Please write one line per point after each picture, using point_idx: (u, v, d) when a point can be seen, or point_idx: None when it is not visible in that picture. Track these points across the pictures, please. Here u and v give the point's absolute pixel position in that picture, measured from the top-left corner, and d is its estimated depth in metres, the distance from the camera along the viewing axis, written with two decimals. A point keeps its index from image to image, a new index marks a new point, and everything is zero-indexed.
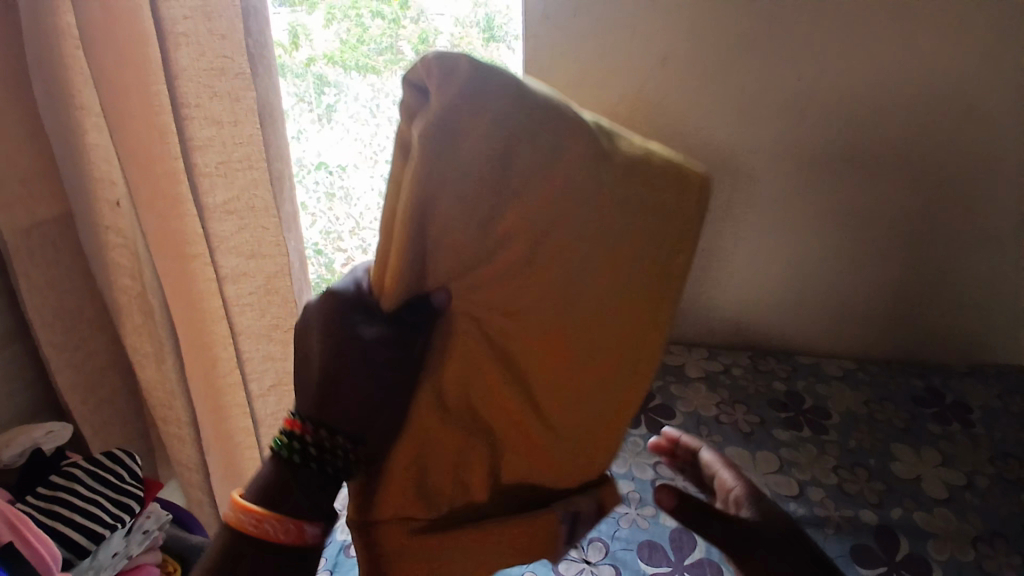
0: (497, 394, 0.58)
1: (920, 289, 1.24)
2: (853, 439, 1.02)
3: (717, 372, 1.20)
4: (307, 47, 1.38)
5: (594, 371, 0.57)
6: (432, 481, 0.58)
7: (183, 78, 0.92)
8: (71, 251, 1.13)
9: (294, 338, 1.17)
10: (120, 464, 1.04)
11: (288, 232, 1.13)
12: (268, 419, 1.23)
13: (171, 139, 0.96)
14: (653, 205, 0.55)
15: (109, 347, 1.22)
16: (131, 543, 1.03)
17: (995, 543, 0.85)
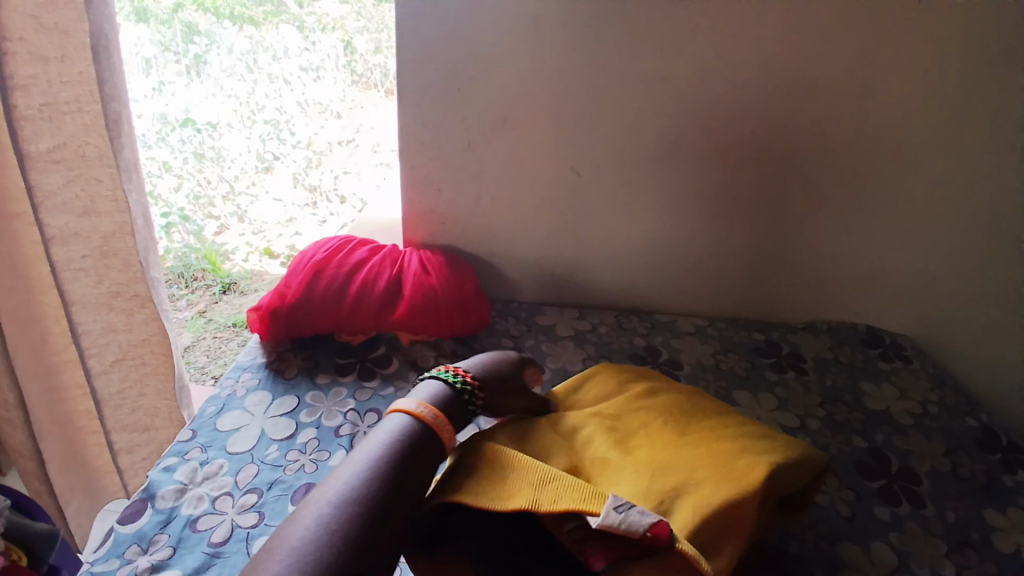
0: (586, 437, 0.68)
1: (833, 254, 1.11)
2: (830, 377, 1.03)
3: (585, 331, 1.09)
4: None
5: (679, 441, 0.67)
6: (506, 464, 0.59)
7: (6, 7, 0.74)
8: None
9: (138, 307, 1.03)
10: None
11: (128, 182, 0.96)
12: (111, 399, 1.07)
13: None
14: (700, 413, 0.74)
15: None
16: None
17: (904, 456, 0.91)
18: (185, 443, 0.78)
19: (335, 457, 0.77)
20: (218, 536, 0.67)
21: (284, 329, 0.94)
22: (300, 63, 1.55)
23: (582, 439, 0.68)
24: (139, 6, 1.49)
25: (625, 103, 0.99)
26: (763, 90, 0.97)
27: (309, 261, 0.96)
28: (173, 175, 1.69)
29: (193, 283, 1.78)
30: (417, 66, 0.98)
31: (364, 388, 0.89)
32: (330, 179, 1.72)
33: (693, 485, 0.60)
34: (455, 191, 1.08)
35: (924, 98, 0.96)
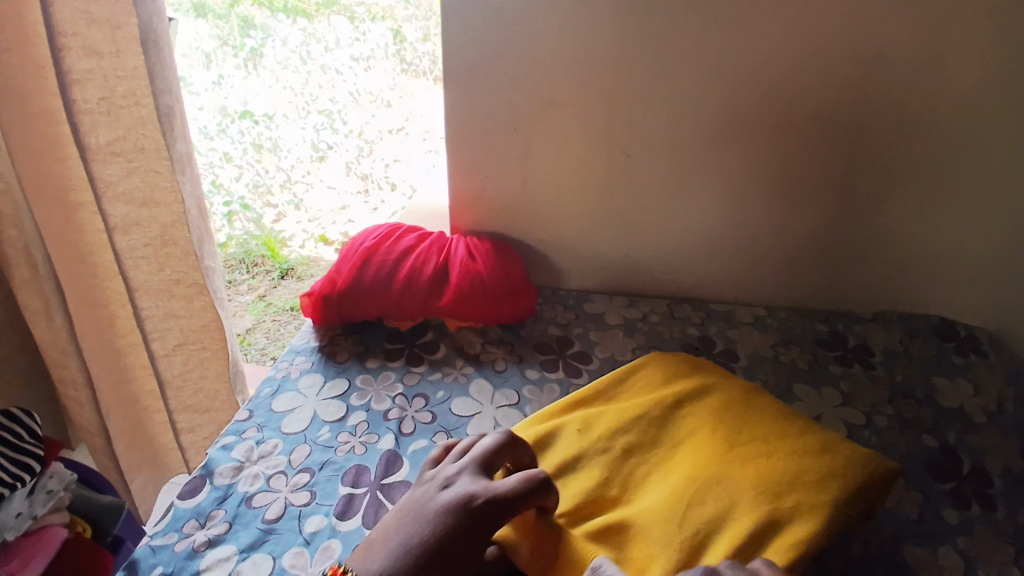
0: (621, 446, 0.67)
1: (908, 243, 1.04)
2: (898, 372, 0.97)
3: (635, 319, 1.06)
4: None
5: (726, 458, 0.63)
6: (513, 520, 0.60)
7: (56, 1, 0.78)
8: None
9: (197, 294, 1.06)
10: (15, 422, 0.80)
11: (181, 174, 0.97)
12: (175, 381, 1.10)
13: (48, 75, 0.82)
14: (760, 430, 0.67)
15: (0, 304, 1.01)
16: (35, 503, 0.81)
17: (982, 459, 0.83)
18: (242, 422, 0.79)
19: (384, 441, 0.77)
20: (272, 513, 0.67)
21: (336, 315, 0.94)
22: (351, 54, 1.56)
23: (619, 449, 0.66)
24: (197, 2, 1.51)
25: (674, 83, 0.95)
26: (828, 65, 0.91)
27: (359, 248, 0.96)
28: (233, 165, 1.75)
29: (254, 269, 1.80)
30: (465, 49, 0.97)
31: (412, 372, 0.89)
32: (381, 167, 1.73)
33: (726, 514, 0.58)
34: (503, 177, 1.06)
35: (1006, 70, 0.89)
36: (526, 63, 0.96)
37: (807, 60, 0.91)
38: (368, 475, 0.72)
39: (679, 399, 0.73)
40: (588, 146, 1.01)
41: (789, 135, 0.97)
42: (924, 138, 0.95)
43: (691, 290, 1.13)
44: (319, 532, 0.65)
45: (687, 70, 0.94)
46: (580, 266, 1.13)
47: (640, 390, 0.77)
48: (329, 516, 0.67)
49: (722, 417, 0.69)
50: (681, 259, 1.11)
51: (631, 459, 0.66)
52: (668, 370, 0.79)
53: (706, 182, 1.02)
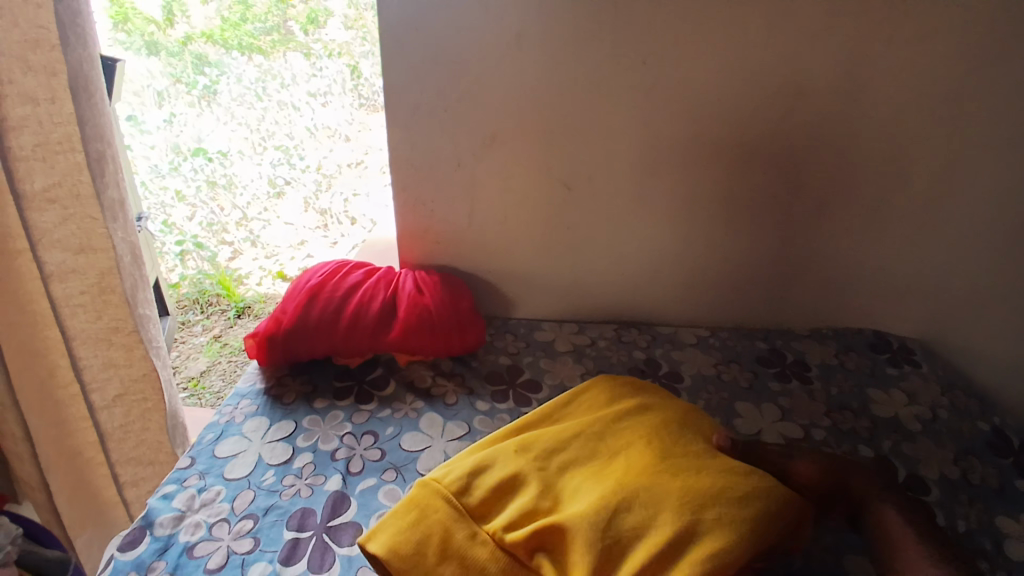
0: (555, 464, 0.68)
1: (835, 261, 1.10)
2: (834, 384, 1.01)
3: (584, 345, 1.08)
4: (183, 24, 1.53)
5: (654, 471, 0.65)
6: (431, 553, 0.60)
7: None
8: None
9: (137, 342, 1.04)
10: None
11: (113, 220, 0.95)
12: (115, 432, 1.08)
13: None
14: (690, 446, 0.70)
15: None
16: None
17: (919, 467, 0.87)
18: (183, 470, 0.78)
19: (331, 482, 0.76)
20: (214, 563, 0.66)
21: (282, 354, 0.94)
22: (308, 89, 1.57)
23: (555, 466, 0.68)
24: (150, 41, 1.52)
25: (613, 118, 0.99)
26: (750, 97, 0.97)
27: (306, 285, 0.96)
28: (186, 204, 1.74)
29: (209, 309, 1.81)
30: (408, 88, 0.99)
31: (361, 410, 0.89)
32: (339, 202, 1.73)
33: (648, 524, 0.59)
34: (449, 211, 1.08)
35: (910, 100, 0.96)
36: (465, 102, 0.99)
37: (734, 92, 0.96)
38: (314, 518, 0.71)
39: (618, 417, 0.75)
40: (529, 179, 1.04)
41: (718, 164, 1.02)
42: (842, 164, 1.01)
43: (637, 314, 1.17)
44: None
45: (620, 106, 0.98)
46: (528, 295, 1.15)
47: (582, 410, 0.79)
48: (273, 563, 0.66)
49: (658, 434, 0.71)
50: (625, 285, 1.14)
51: (566, 475, 0.67)
52: (613, 390, 0.82)
53: (644, 211, 1.06)
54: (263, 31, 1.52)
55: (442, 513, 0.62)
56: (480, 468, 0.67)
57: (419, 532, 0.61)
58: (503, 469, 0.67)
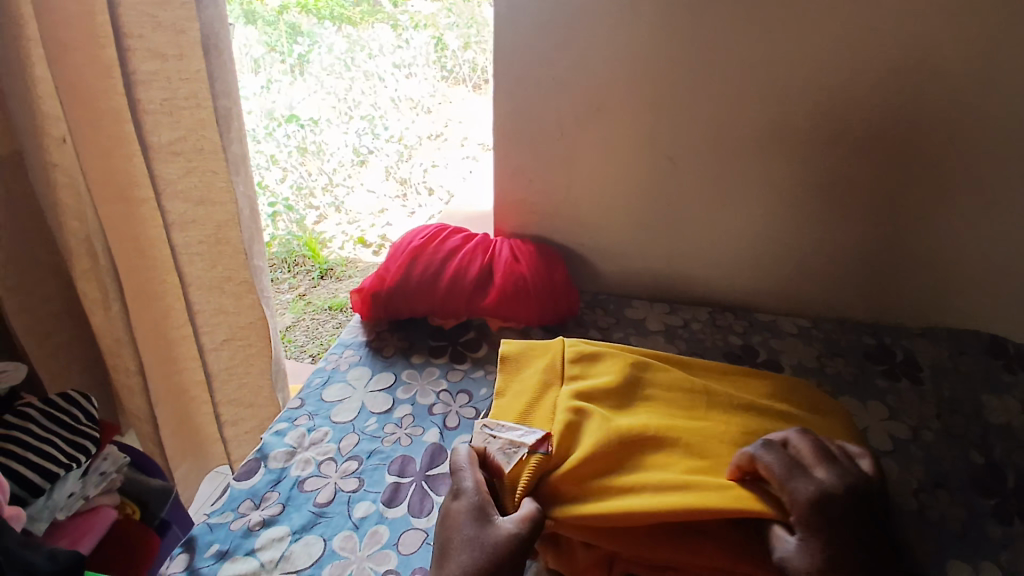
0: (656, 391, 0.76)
1: (954, 258, 1.03)
2: (947, 388, 0.95)
3: (677, 326, 1.06)
4: None
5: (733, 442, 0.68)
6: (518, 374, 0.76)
7: (124, 5, 0.83)
8: (23, 190, 0.96)
9: (247, 292, 1.11)
10: (75, 406, 0.85)
11: (236, 175, 1.01)
12: (221, 374, 1.14)
13: (116, 75, 0.87)
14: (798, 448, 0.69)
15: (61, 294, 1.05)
16: (88, 484, 0.87)
17: None
18: (294, 410, 0.83)
19: (429, 434, 0.79)
20: (323, 497, 0.70)
21: (384, 311, 0.97)
22: (393, 60, 1.67)
23: (650, 394, 0.75)
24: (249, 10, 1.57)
25: (721, 92, 0.96)
26: (871, 74, 0.91)
27: (408, 247, 0.99)
28: (279, 168, 1.81)
29: (295, 268, 1.83)
30: (511, 56, 0.99)
31: (456, 369, 0.92)
32: (419, 172, 1.80)
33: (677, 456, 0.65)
34: (546, 181, 1.08)
35: None
36: (568, 71, 0.99)
37: (856, 69, 0.91)
38: (414, 466, 0.74)
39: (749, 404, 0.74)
40: (627, 152, 1.03)
41: (833, 147, 0.97)
42: (973, 153, 0.94)
43: (731, 298, 1.14)
44: (367, 517, 0.68)
45: (730, 81, 0.95)
46: (620, 272, 1.15)
47: (728, 375, 0.82)
48: (377, 503, 0.70)
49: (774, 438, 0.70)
50: (721, 269, 1.11)
51: (653, 397, 0.75)
52: (787, 384, 0.82)
53: (746, 192, 1.03)
54: (354, 3, 1.64)
55: (542, 370, 0.75)
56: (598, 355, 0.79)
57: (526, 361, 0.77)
58: (612, 364, 0.78)
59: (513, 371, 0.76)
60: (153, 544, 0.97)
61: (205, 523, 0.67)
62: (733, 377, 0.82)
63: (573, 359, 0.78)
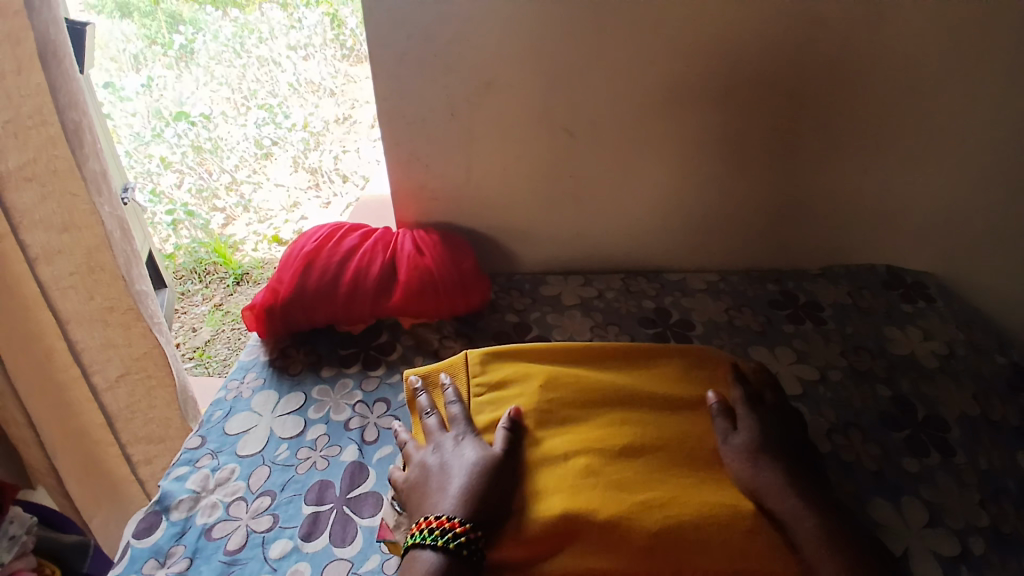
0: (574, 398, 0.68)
1: (847, 200, 1.06)
2: (849, 324, 0.99)
3: (592, 298, 1.05)
4: None
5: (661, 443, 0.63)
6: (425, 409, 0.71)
7: None
8: None
9: (135, 320, 1.00)
10: None
11: (98, 194, 0.90)
12: (123, 413, 1.06)
13: None
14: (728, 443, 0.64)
15: None
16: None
17: (951, 412, 0.85)
18: (195, 450, 0.76)
19: (347, 452, 0.75)
20: (233, 543, 0.65)
21: (283, 324, 0.91)
22: (288, 43, 1.51)
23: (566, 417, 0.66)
24: None
25: (615, 55, 0.93)
26: (761, 26, 0.90)
27: (301, 253, 0.92)
28: (173, 171, 1.67)
29: (207, 277, 1.77)
30: (389, 34, 0.92)
31: (370, 377, 0.87)
32: (330, 158, 1.71)
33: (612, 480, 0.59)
34: (444, 163, 1.03)
35: (936, 24, 0.89)
36: (457, 47, 0.93)
37: (746, 22, 0.90)
38: (333, 491, 0.70)
39: (671, 404, 0.69)
40: (526, 125, 0.99)
41: (727, 102, 0.97)
42: (862, 97, 0.96)
43: (643, 261, 1.13)
44: (285, 557, 0.63)
45: (625, 44, 0.92)
46: (531, 250, 1.12)
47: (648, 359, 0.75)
48: (294, 538, 0.65)
49: (516, 456, 0.62)
50: (629, 236, 1.10)
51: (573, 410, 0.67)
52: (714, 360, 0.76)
53: (650, 156, 1.02)
54: None
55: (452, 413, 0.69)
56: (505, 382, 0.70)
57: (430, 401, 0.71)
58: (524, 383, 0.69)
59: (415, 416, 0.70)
60: None
61: None
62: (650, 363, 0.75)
63: (477, 391, 0.70)
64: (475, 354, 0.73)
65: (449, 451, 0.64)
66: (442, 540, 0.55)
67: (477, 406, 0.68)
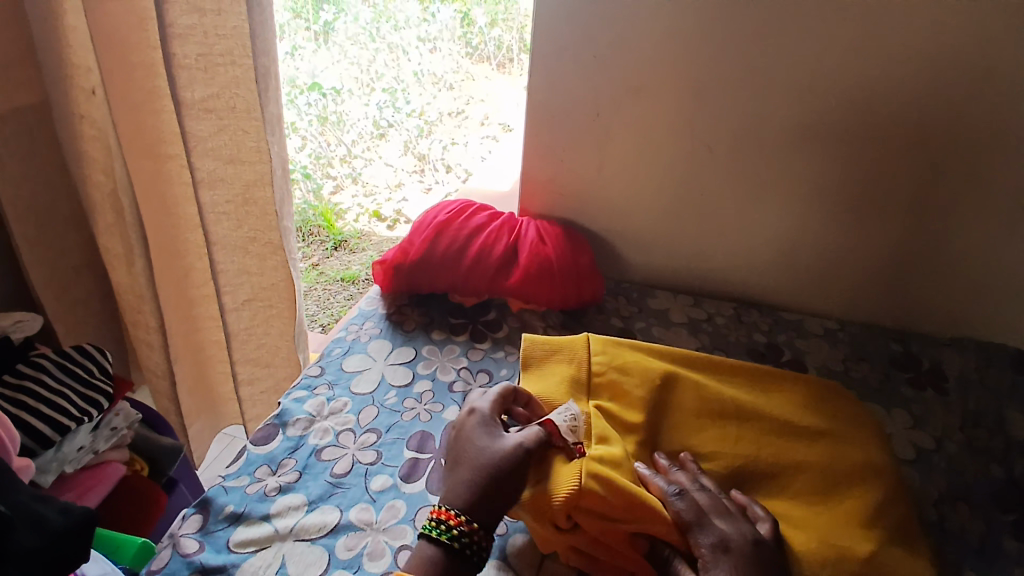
0: (685, 404, 0.70)
1: (988, 270, 1.00)
2: (971, 399, 0.93)
3: (701, 319, 1.04)
4: None
5: (765, 471, 0.65)
6: (542, 380, 0.71)
7: None
8: (56, 146, 0.94)
9: (271, 253, 1.08)
10: (87, 358, 0.86)
11: (271, 135, 0.98)
12: (241, 333, 1.11)
13: (150, 28, 0.83)
14: (830, 479, 0.64)
15: (86, 245, 1.02)
16: (99, 437, 0.88)
17: None
18: (314, 377, 0.82)
19: (449, 411, 0.78)
20: (340, 468, 0.70)
21: (404, 284, 0.97)
22: (418, 34, 1.65)
23: (675, 422, 0.69)
24: None
25: (763, 81, 0.93)
26: (925, 74, 0.88)
27: (432, 222, 0.97)
28: (298, 136, 1.76)
29: (308, 239, 1.75)
30: (557, 31, 0.97)
31: (476, 348, 0.90)
32: (439, 147, 1.83)
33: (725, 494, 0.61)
34: (578, 162, 1.06)
35: None
36: (611, 50, 0.96)
37: (908, 68, 0.88)
38: (433, 442, 0.73)
39: (782, 425, 0.69)
40: (664, 136, 1.00)
41: (875, 145, 0.94)
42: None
43: (756, 295, 1.12)
44: (385, 491, 0.67)
45: (778, 69, 0.92)
46: (644, 263, 1.13)
47: (759, 378, 0.75)
48: (395, 477, 0.69)
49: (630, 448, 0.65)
50: (745, 267, 1.09)
51: (685, 417, 0.69)
52: (831, 395, 0.75)
53: (780, 186, 1.00)
54: None
55: (567, 389, 0.69)
56: (625, 369, 0.72)
57: (547, 374, 0.72)
58: (640, 376, 0.71)
59: (535, 378, 0.71)
60: (159, 506, 0.94)
61: (193, 506, 0.66)
62: (762, 384, 0.75)
63: (597, 372, 0.71)
64: (596, 339, 0.75)
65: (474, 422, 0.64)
66: (442, 533, 0.55)
67: (595, 386, 0.70)
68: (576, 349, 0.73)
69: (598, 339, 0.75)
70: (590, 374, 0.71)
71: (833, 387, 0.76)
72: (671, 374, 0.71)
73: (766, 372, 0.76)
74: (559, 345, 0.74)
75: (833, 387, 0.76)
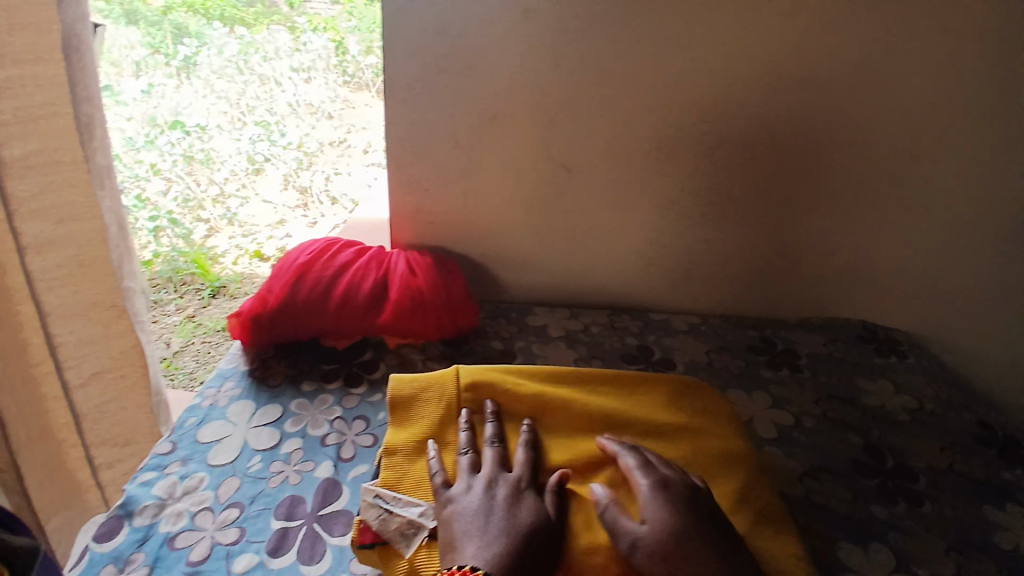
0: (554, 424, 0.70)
1: (826, 256, 1.10)
2: (824, 373, 1.01)
3: (577, 331, 1.07)
4: None
5: None
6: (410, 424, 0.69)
7: None
8: None
9: (117, 317, 0.98)
10: None
11: (101, 188, 0.92)
12: (91, 413, 1.01)
13: None
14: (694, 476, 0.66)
15: None
16: None
17: (927, 473, 0.86)
18: (164, 456, 0.75)
19: (321, 468, 0.74)
20: (197, 554, 0.64)
21: (268, 335, 0.91)
22: (291, 64, 1.58)
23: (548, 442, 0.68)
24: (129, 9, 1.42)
25: (617, 100, 0.97)
26: (759, 85, 0.95)
27: (293, 264, 0.93)
28: (161, 178, 1.62)
29: (181, 288, 1.62)
30: (401, 62, 0.96)
31: (351, 395, 0.86)
32: (321, 179, 1.72)
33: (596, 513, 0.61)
34: (441, 190, 1.06)
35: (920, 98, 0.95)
36: (468, 77, 0.96)
37: (741, 80, 0.95)
38: (303, 507, 0.69)
39: (647, 430, 0.71)
40: (526, 157, 1.02)
41: (715, 152, 1.01)
42: (851, 160, 1.00)
43: (627, 301, 1.16)
44: (250, 571, 0.62)
45: (626, 87, 0.96)
46: (519, 282, 1.14)
47: (626, 385, 0.77)
48: (260, 553, 0.64)
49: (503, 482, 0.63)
50: (616, 276, 1.13)
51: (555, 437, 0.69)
52: (694, 391, 0.78)
53: (639, 196, 1.05)
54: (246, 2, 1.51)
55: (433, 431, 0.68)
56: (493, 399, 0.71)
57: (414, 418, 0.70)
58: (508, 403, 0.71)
59: (402, 423, 0.70)
60: None
61: None
62: (630, 389, 0.77)
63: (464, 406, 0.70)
64: (463, 370, 0.74)
65: (497, 498, 0.59)
66: None
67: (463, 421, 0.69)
68: (443, 385, 0.72)
69: (465, 371, 0.74)
70: (458, 410, 0.70)
71: (697, 383, 0.79)
72: (539, 396, 0.71)
73: (633, 378, 0.78)
74: (425, 383, 0.73)
75: (693, 382, 0.79)
